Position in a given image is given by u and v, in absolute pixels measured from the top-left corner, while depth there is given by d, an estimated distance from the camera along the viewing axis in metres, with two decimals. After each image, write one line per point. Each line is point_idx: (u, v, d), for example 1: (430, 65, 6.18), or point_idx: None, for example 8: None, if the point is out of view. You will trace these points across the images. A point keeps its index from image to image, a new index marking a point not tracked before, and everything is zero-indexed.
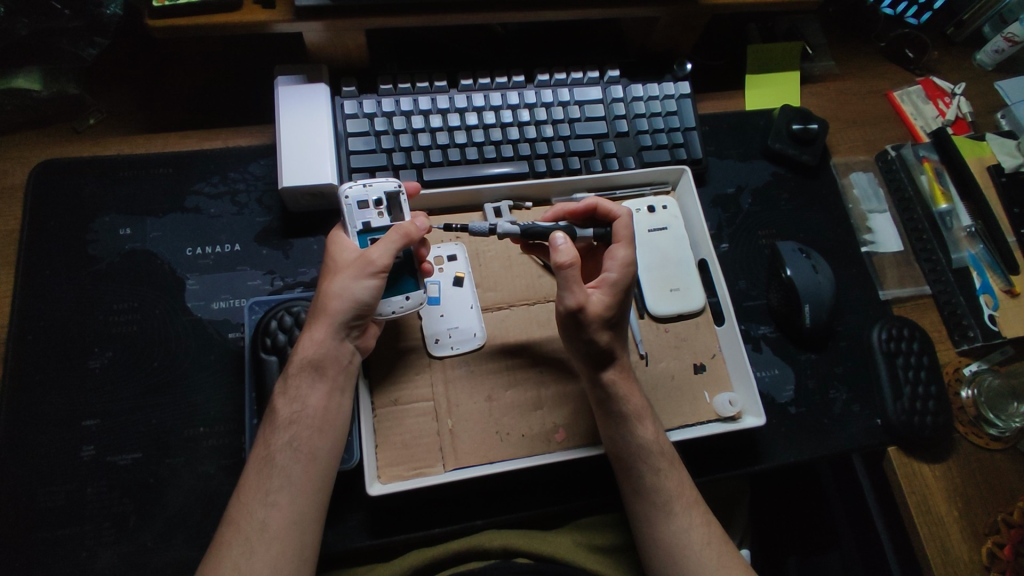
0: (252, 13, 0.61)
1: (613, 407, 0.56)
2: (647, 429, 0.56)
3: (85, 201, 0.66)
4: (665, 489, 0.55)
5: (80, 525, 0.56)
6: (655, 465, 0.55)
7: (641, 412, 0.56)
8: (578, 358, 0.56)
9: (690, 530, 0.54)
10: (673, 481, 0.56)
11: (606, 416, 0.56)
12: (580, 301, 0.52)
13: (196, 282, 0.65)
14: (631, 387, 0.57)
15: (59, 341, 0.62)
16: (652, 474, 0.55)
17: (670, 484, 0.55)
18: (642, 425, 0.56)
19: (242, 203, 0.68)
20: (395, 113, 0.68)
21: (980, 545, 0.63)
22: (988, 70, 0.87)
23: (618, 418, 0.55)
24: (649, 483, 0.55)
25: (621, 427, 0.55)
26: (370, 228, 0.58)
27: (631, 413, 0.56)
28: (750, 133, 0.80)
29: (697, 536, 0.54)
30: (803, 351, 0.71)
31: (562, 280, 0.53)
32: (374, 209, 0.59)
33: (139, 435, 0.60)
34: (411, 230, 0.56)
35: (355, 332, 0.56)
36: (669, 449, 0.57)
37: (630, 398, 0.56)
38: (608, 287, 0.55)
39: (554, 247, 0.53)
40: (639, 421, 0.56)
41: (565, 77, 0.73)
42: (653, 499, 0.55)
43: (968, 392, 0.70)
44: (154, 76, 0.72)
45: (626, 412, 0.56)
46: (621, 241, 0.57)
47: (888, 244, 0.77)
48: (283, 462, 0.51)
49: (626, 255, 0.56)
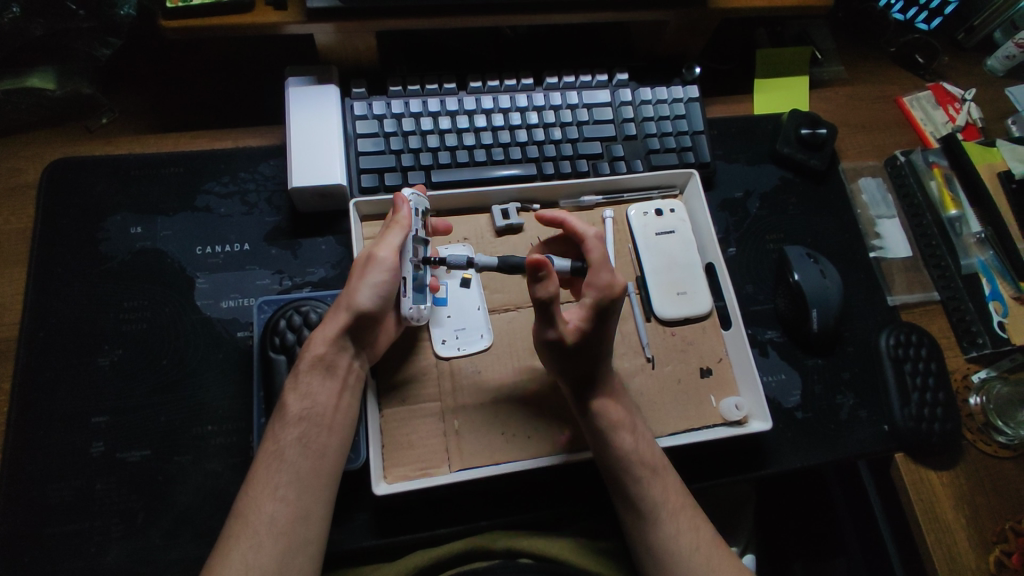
0: (263, 15, 0.62)
1: (613, 417, 0.56)
2: (626, 431, 0.56)
3: (96, 199, 0.67)
4: (651, 498, 0.55)
5: (90, 521, 0.57)
6: (635, 474, 0.55)
7: (619, 424, 0.56)
8: (557, 376, 0.58)
9: (678, 535, 0.54)
10: (657, 488, 0.55)
11: (587, 426, 0.56)
12: (557, 334, 0.54)
13: (206, 280, 0.66)
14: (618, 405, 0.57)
15: (70, 337, 0.62)
16: (634, 484, 0.55)
17: (655, 492, 0.55)
18: (621, 435, 0.56)
19: (252, 203, 0.69)
20: (404, 115, 0.68)
21: (987, 553, 0.62)
22: (998, 76, 0.86)
23: (601, 433, 0.56)
24: (633, 489, 0.55)
25: (618, 434, 0.56)
26: (417, 237, 0.59)
27: (609, 424, 0.56)
28: (759, 137, 0.79)
29: (686, 539, 0.54)
30: (810, 356, 0.71)
31: (543, 310, 0.53)
32: (421, 220, 0.60)
33: (148, 432, 0.60)
34: (400, 217, 0.58)
35: (367, 329, 0.56)
36: (657, 456, 0.57)
37: (609, 411, 0.56)
38: (586, 310, 0.54)
39: (540, 276, 0.52)
40: (618, 429, 0.56)
41: (574, 80, 0.73)
42: (640, 510, 0.55)
43: (976, 399, 0.70)
44: (167, 77, 0.73)
45: (604, 424, 0.56)
46: (598, 265, 0.55)
47: (897, 249, 0.77)
48: (292, 457, 0.52)
49: (610, 279, 0.54)
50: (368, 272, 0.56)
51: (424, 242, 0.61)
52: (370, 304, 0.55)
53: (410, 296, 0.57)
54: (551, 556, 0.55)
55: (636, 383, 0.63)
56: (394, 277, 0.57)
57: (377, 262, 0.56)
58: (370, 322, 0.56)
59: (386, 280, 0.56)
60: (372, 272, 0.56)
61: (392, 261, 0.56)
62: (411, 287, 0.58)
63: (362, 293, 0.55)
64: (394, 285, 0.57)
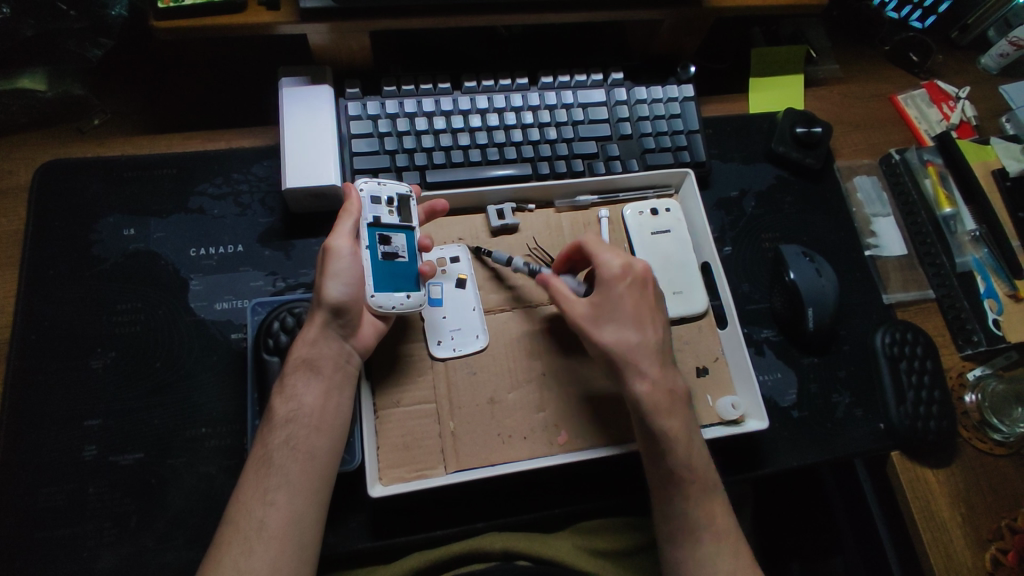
0: (257, 15, 0.61)
1: (657, 405, 0.54)
2: (677, 433, 0.54)
3: (88, 200, 0.67)
4: (695, 516, 0.53)
5: (82, 525, 0.56)
6: (685, 490, 0.53)
7: (676, 435, 0.53)
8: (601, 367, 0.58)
9: (716, 558, 0.52)
10: (705, 507, 0.54)
11: (643, 432, 0.54)
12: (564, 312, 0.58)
13: (199, 282, 0.65)
14: (666, 395, 0.54)
15: (61, 340, 0.62)
16: (682, 500, 0.53)
17: (701, 512, 0.53)
18: (675, 448, 0.53)
19: (245, 204, 0.68)
20: (398, 115, 0.68)
21: (983, 551, 0.63)
22: (992, 75, 0.86)
23: (652, 438, 0.54)
24: (679, 507, 0.53)
25: (670, 447, 0.53)
26: (380, 223, 0.58)
27: (664, 434, 0.53)
28: (754, 135, 0.80)
29: (727, 559, 0.53)
30: (805, 354, 0.71)
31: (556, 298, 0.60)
32: (385, 205, 0.59)
33: (140, 436, 0.60)
34: (348, 204, 0.57)
35: (346, 320, 0.56)
36: (708, 474, 0.55)
37: (665, 417, 0.54)
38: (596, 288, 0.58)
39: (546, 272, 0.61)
40: (661, 420, 0.53)
41: (569, 79, 0.72)
42: (682, 525, 0.53)
43: (971, 396, 0.70)
44: (160, 78, 0.73)
45: (660, 432, 0.53)
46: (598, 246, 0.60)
47: (892, 247, 0.77)
48: (280, 461, 0.51)
49: (607, 255, 0.58)
50: (328, 265, 0.55)
51: (397, 228, 0.59)
52: (341, 295, 0.55)
53: (370, 284, 0.55)
54: (547, 558, 0.55)
55: None
56: (357, 263, 0.56)
57: (334, 252, 0.55)
58: (345, 313, 0.55)
59: (348, 268, 0.55)
60: (331, 264, 0.55)
61: (348, 247, 0.55)
62: (372, 274, 0.56)
63: (328, 287, 0.54)
64: (360, 271, 0.56)
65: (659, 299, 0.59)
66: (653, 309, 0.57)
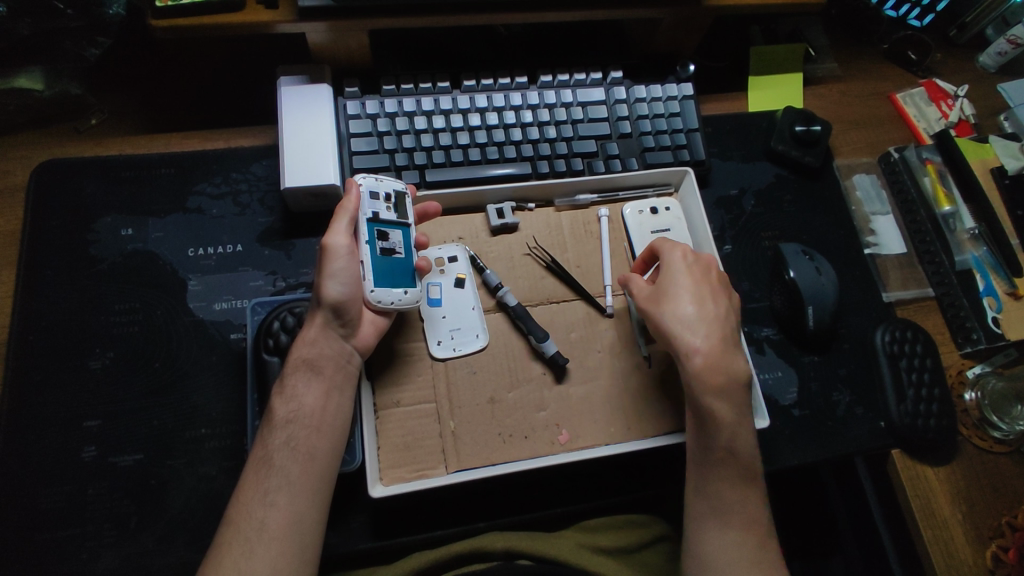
0: (255, 14, 0.61)
1: (706, 379, 0.54)
2: (723, 413, 0.53)
3: (87, 200, 0.66)
4: (726, 498, 0.53)
5: (81, 527, 0.56)
6: (722, 471, 0.53)
7: (719, 418, 0.53)
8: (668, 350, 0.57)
9: (740, 543, 0.52)
10: (737, 492, 0.53)
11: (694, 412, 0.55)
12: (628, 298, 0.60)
13: (198, 282, 0.65)
14: (719, 371, 0.54)
15: (60, 341, 0.61)
16: (719, 480, 0.53)
17: (710, 502, 0.53)
18: (718, 429, 0.53)
19: (244, 204, 0.68)
20: (397, 114, 0.68)
21: (984, 549, 0.63)
22: (991, 73, 0.87)
23: (698, 412, 0.54)
24: (712, 485, 0.53)
25: (713, 425, 0.53)
26: (378, 219, 0.57)
27: (709, 415, 0.53)
28: (754, 134, 0.80)
29: (748, 554, 0.52)
30: (806, 353, 0.71)
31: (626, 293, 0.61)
32: (383, 202, 0.58)
33: (140, 436, 0.59)
34: (346, 202, 0.56)
35: (345, 320, 0.56)
36: (752, 464, 0.54)
37: (715, 398, 0.53)
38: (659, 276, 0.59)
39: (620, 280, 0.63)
40: (707, 394, 0.53)
41: (568, 78, 0.72)
42: (715, 504, 0.53)
43: (971, 395, 0.70)
44: (157, 77, 0.72)
45: (708, 412, 0.53)
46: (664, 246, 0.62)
47: (891, 246, 0.77)
48: (281, 461, 0.51)
49: (673, 249, 0.60)
50: (326, 264, 0.54)
51: (395, 224, 0.59)
52: (339, 294, 0.55)
53: (370, 279, 0.55)
54: (550, 557, 0.54)
55: (632, 381, 0.62)
56: (355, 262, 0.55)
57: (332, 251, 0.54)
58: (342, 312, 0.55)
59: (346, 267, 0.55)
60: (329, 263, 0.54)
61: (346, 246, 0.55)
62: (371, 270, 0.55)
63: (326, 287, 0.54)
64: (358, 269, 0.56)
65: (726, 285, 0.59)
66: (715, 292, 0.58)
